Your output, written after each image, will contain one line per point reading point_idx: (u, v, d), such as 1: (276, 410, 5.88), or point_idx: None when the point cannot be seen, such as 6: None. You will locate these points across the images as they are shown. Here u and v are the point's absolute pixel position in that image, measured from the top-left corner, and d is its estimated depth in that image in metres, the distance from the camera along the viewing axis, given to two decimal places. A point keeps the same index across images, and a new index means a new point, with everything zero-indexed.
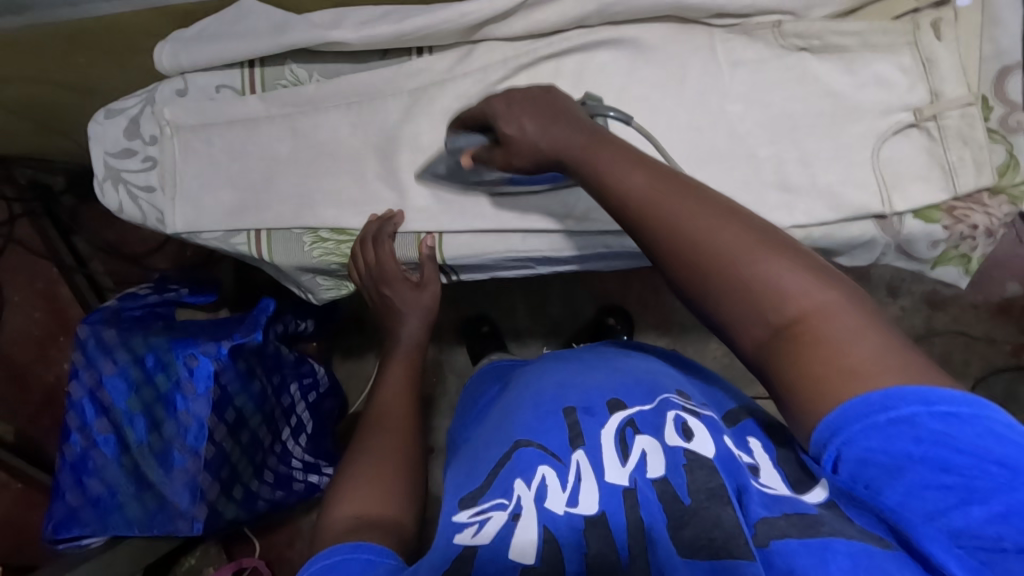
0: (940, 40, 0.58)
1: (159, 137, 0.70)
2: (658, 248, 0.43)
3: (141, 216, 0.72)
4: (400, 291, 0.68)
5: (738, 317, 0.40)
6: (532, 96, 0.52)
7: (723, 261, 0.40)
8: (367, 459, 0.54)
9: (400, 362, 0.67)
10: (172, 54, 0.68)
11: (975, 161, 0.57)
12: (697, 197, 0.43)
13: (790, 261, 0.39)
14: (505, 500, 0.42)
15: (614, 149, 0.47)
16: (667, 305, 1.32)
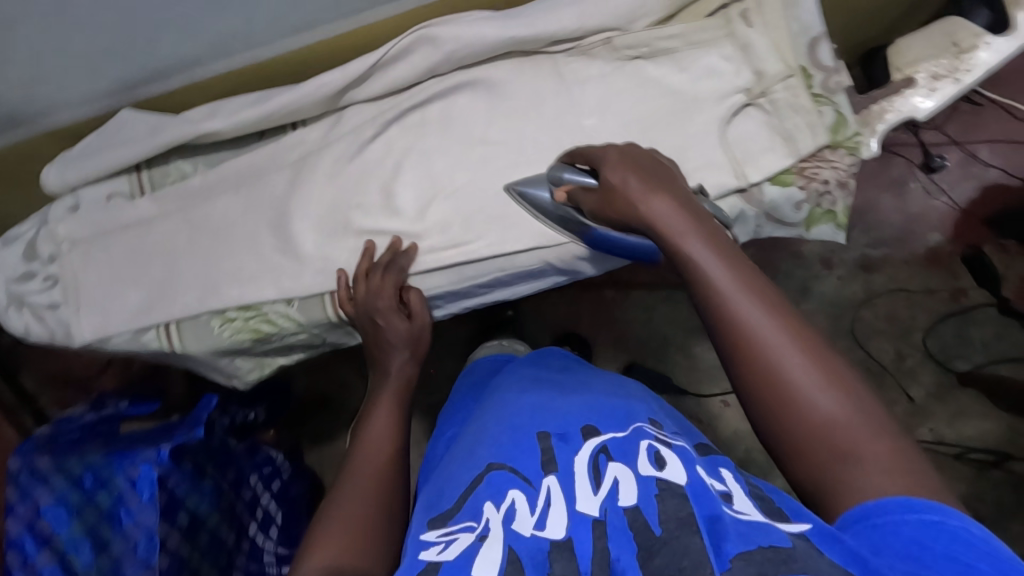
0: (751, 27, 0.65)
1: (56, 254, 0.72)
2: (737, 357, 0.42)
3: (50, 334, 0.72)
4: (394, 325, 0.68)
5: (785, 440, 0.41)
6: (631, 154, 0.53)
7: (792, 388, 0.40)
8: (345, 506, 0.52)
9: (388, 400, 0.66)
10: (59, 173, 0.71)
11: (808, 124, 0.63)
12: (777, 310, 0.42)
13: (850, 404, 0.40)
14: (475, 523, 0.42)
15: (704, 237, 0.46)
16: (619, 322, 1.33)
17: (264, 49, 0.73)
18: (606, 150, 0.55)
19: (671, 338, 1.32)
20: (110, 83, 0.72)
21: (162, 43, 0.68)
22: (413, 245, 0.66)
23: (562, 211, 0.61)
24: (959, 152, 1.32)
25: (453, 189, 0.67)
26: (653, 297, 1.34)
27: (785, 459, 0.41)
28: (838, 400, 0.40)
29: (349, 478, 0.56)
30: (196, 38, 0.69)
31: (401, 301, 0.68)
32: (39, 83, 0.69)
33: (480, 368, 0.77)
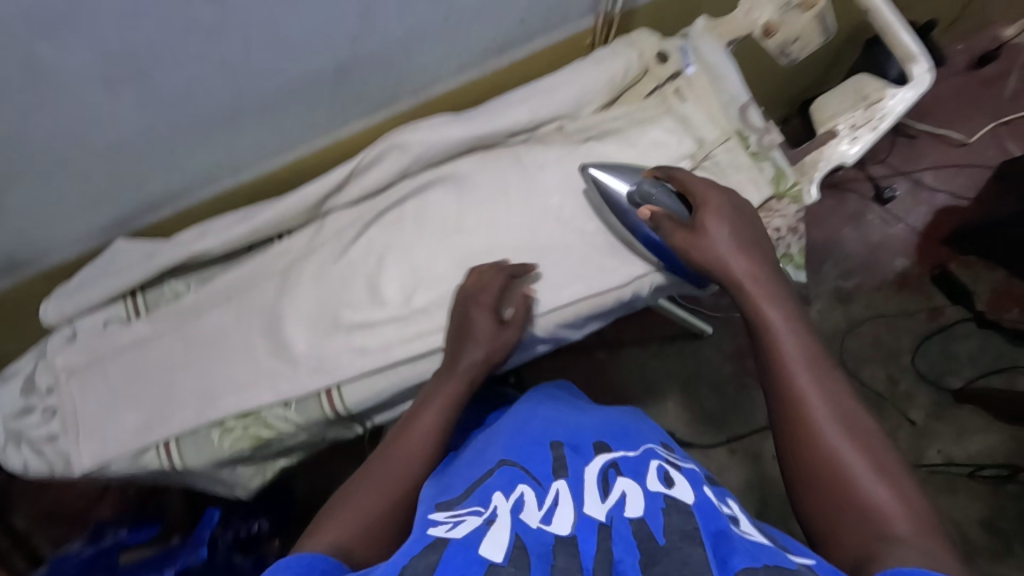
0: (686, 101, 0.73)
1: (55, 386, 0.73)
2: (792, 424, 0.47)
3: (49, 466, 0.72)
4: (481, 325, 0.63)
5: (833, 517, 0.43)
6: (730, 210, 0.59)
7: (848, 469, 0.43)
8: (367, 481, 0.51)
9: (444, 390, 0.60)
10: (57, 306, 0.74)
11: (752, 180, 0.69)
12: (838, 398, 0.47)
13: (905, 503, 0.42)
14: (482, 509, 0.43)
15: (783, 308, 0.52)
16: (615, 383, 1.34)
17: (247, 171, 0.79)
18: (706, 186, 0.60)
19: (668, 391, 1.33)
20: (105, 220, 0.77)
21: (152, 179, 0.73)
22: (533, 266, 0.69)
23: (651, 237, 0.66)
24: (907, 182, 1.41)
25: (436, 276, 0.71)
26: (644, 353, 1.36)
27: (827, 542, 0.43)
28: (891, 495, 0.42)
29: (380, 455, 0.54)
30: (184, 172, 0.74)
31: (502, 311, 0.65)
32: (36, 228, 0.73)
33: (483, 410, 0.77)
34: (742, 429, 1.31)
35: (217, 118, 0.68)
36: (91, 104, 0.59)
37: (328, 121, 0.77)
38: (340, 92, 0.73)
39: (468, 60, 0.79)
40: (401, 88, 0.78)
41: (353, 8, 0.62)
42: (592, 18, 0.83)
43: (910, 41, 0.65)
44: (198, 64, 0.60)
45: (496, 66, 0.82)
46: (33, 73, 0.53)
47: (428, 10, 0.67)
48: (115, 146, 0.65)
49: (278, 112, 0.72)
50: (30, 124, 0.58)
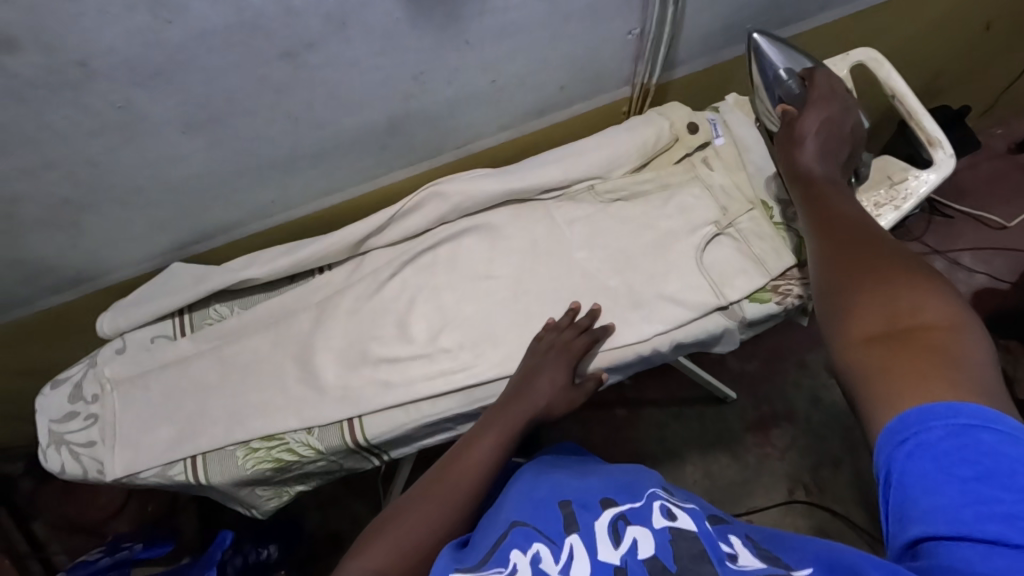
0: (714, 170, 0.76)
1: (100, 394, 0.78)
2: (839, 259, 0.50)
3: (83, 471, 0.76)
4: (556, 377, 0.67)
5: (866, 314, 0.44)
6: (836, 111, 0.66)
7: (896, 276, 0.45)
8: (411, 515, 0.56)
9: (505, 423, 0.64)
10: (113, 319, 0.80)
11: (773, 249, 0.71)
12: (894, 246, 0.49)
13: (941, 304, 0.42)
14: (502, 567, 0.48)
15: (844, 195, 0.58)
16: (633, 441, 1.33)
17: (298, 208, 0.86)
18: (835, 94, 0.67)
19: (686, 455, 1.31)
20: (165, 245, 0.84)
21: (212, 211, 0.80)
22: (611, 325, 0.70)
23: (790, 83, 0.70)
24: (943, 260, 1.39)
25: (462, 319, 0.74)
26: (664, 414, 1.34)
27: (856, 332, 0.44)
28: (927, 297, 0.43)
29: (430, 490, 0.59)
30: (240, 207, 0.81)
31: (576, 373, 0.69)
32: (105, 248, 0.80)
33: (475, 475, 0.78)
34: (763, 501, 1.27)
35: (277, 161, 0.75)
36: (169, 144, 0.66)
37: (377, 168, 0.84)
38: (389, 144, 0.80)
39: (509, 121, 0.85)
40: (445, 142, 0.84)
41: (409, 72, 0.68)
42: (629, 88, 0.88)
43: (933, 126, 0.68)
44: (268, 112, 0.67)
45: (536, 127, 0.88)
46: (125, 115, 0.60)
47: (476, 77, 0.73)
48: (184, 180, 0.72)
49: (331, 158, 0.78)
50: (114, 158, 0.65)
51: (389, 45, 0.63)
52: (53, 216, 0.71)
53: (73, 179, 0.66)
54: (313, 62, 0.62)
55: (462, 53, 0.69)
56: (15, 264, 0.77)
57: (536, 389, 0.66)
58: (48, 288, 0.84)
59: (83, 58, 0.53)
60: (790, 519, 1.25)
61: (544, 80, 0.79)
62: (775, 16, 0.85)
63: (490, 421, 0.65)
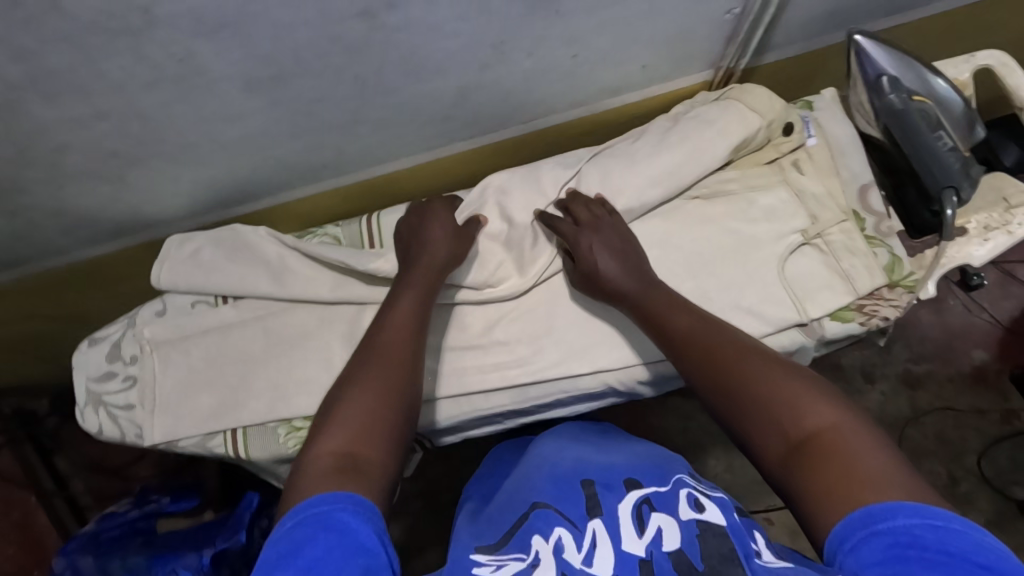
0: (804, 175, 0.71)
1: (139, 356, 0.75)
2: (696, 376, 0.55)
3: (121, 433, 0.75)
4: (440, 233, 0.67)
5: (761, 441, 0.49)
6: (611, 228, 0.66)
7: (759, 386, 0.50)
8: (357, 401, 0.52)
9: (419, 281, 0.63)
10: (172, 276, 0.75)
11: (865, 267, 0.65)
12: (730, 342, 0.55)
13: (821, 405, 0.47)
14: (524, 553, 0.51)
15: (667, 298, 0.61)
16: (657, 429, 1.30)
17: (349, 174, 0.81)
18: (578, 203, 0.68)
19: (710, 448, 1.28)
20: (209, 204, 0.80)
21: (262, 173, 0.75)
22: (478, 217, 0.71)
23: (892, 98, 0.63)
24: (997, 272, 1.33)
25: (520, 309, 0.71)
26: (691, 405, 1.32)
27: (762, 452, 0.49)
28: (806, 403, 0.48)
29: (356, 371, 0.55)
30: (290, 170, 0.76)
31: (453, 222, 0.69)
32: (149, 203, 0.76)
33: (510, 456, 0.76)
34: None
35: (336, 126, 0.70)
36: (228, 102, 0.61)
37: (437, 140, 0.79)
38: (453, 116, 0.74)
39: (581, 98, 0.79)
40: (511, 116, 0.78)
41: (488, 40, 0.62)
42: (710, 73, 0.81)
43: None
44: (333, 75, 0.61)
45: (607, 107, 0.82)
46: (185, 68, 0.55)
47: (559, 50, 0.67)
48: (237, 140, 0.68)
49: (391, 126, 0.73)
50: (169, 114, 0.61)
51: (473, 11, 0.57)
52: (100, 168, 0.66)
53: (125, 132, 0.62)
54: (390, 24, 0.56)
55: (549, 24, 0.62)
56: (57, 214, 0.74)
57: (431, 244, 0.66)
58: (88, 239, 0.81)
59: (147, 4, 0.47)
60: None
61: (628, 57, 0.73)
62: (886, 4, 0.77)
63: (399, 285, 0.63)
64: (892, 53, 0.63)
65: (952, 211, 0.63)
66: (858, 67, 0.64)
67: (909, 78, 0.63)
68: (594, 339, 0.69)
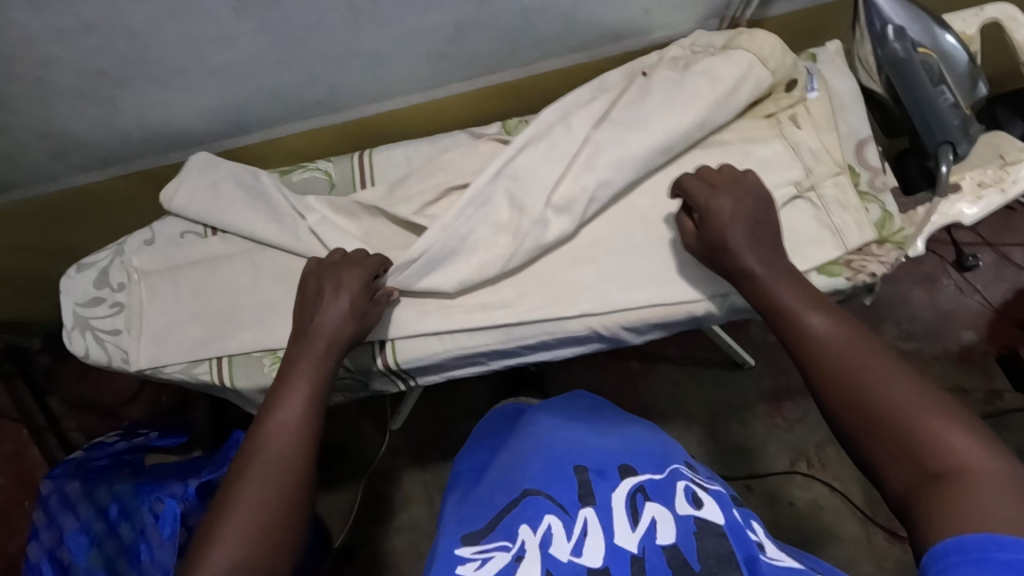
0: (801, 128, 0.70)
1: (126, 283, 0.76)
2: (825, 379, 0.49)
3: (107, 358, 0.75)
4: (337, 304, 0.62)
5: (886, 462, 0.43)
6: (751, 200, 0.59)
7: (899, 409, 0.44)
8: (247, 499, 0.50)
9: (308, 373, 0.59)
10: (185, 194, 0.76)
11: (855, 222, 0.65)
12: (878, 351, 0.48)
13: (978, 445, 0.41)
14: (509, 543, 0.51)
15: (801, 295, 0.54)
16: (644, 394, 1.31)
17: (343, 112, 0.80)
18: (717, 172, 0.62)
19: (695, 414, 1.29)
20: (200, 135, 0.79)
21: (255, 104, 0.75)
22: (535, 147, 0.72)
23: (895, 46, 0.62)
24: (993, 254, 1.32)
25: None
26: (680, 372, 1.32)
27: (884, 475, 0.44)
28: (957, 437, 0.41)
29: (243, 469, 0.52)
30: (283, 103, 0.75)
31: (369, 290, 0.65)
32: (139, 130, 0.75)
33: (502, 423, 0.77)
34: (765, 468, 1.26)
35: (329, 58, 0.69)
36: (218, 23, 0.60)
37: (433, 79, 0.77)
38: (451, 54, 0.73)
39: (581, 42, 0.77)
40: (510, 57, 0.77)
41: None
42: (715, 24, 0.80)
43: None
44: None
45: (609, 53, 0.80)
46: None
47: None
48: (229, 65, 0.66)
49: (387, 62, 0.72)
50: (158, 31, 0.59)
51: None
52: (88, 87, 0.65)
53: (112, 48, 0.61)
54: None
55: None
56: (47, 136, 0.73)
57: (323, 321, 0.61)
58: (79, 165, 0.81)
59: None
60: (787, 489, 1.24)
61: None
62: None
63: (285, 381, 0.58)
64: (901, 7, 0.61)
65: (947, 166, 0.62)
66: (865, 16, 0.63)
67: (916, 34, 0.62)
68: (583, 283, 0.69)
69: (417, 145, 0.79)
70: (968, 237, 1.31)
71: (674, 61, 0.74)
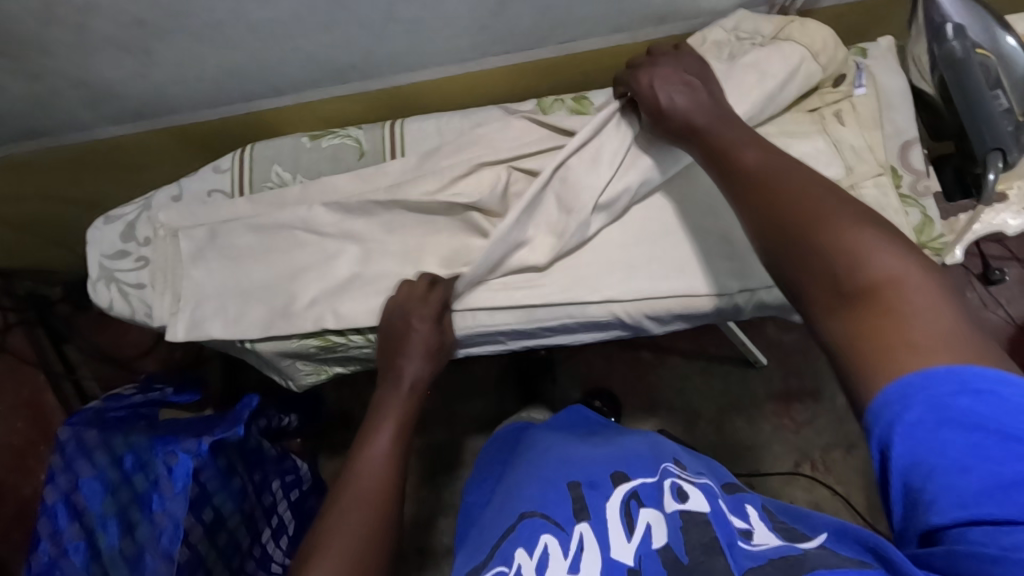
0: (844, 125, 0.68)
1: (152, 238, 0.76)
2: (758, 218, 0.48)
3: (130, 311, 0.75)
4: (422, 333, 0.65)
5: (812, 286, 0.43)
6: (699, 76, 0.61)
7: (827, 231, 0.44)
8: (340, 533, 0.54)
9: (397, 408, 0.65)
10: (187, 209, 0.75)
11: (894, 225, 0.63)
12: (804, 179, 0.48)
13: (898, 259, 0.41)
14: (506, 567, 0.51)
15: (744, 143, 0.54)
16: (653, 384, 1.31)
17: (376, 79, 0.79)
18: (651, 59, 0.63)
19: (703, 408, 1.29)
20: (231, 93, 0.78)
21: (288, 66, 0.74)
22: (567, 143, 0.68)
23: (954, 45, 0.59)
24: (1020, 269, 1.30)
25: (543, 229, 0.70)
26: (691, 366, 1.32)
27: (808, 300, 0.44)
28: (881, 254, 0.41)
29: (338, 503, 0.57)
30: (316, 66, 0.74)
31: (444, 316, 0.67)
32: (171, 85, 0.75)
33: (506, 446, 0.77)
34: (768, 467, 1.26)
35: (366, 22, 0.67)
36: None
37: (469, 51, 0.76)
38: (490, 26, 0.71)
39: (622, 23, 0.75)
40: (549, 34, 0.75)
41: None
42: (762, 12, 0.77)
43: None
44: None
45: (650, 36, 0.78)
46: None
47: None
48: (266, 23, 0.65)
49: (424, 30, 0.70)
50: None
51: None
52: (124, 36, 0.65)
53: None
54: None
55: None
56: (80, 84, 0.73)
57: (407, 359, 0.66)
58: (109, 117, 0.81)
59: None
60: (790, 489, 1.24)
61: None
62: None
63: (376, 415, 0.64)
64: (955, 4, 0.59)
65: (994, 175, 0.60)
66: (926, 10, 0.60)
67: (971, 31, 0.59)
68: (609, 268, 0.68)
69: (450, 118, 0.78)
70: (997, 250, 1.28)
71: (718, 46, 0.72)
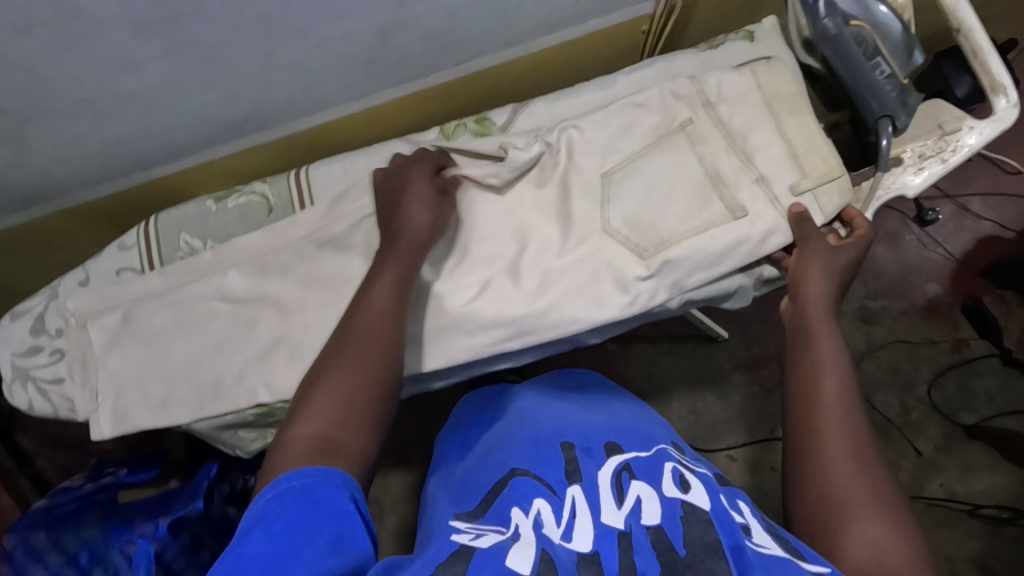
0: (742, 108, 0.68)
1: (65, 329, 0.72)
2: (804, 417, 0.55)
3: (54, 408, 0.72)
4: (416, 186, 0.64)
5: (818, 508, 0.51)
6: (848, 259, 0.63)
7: (849, 489, 0.50)
8: (336, 382, 0.52)
9: (398, 259, 0.60)
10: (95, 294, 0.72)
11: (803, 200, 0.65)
12: (855, 422, 0.54)
13: (897, 548, 0.47)
14: (504, 527, 0.46)
15: (832, 351, 0.59)
16: (621, 375, 1.31)
17: (276, 128, 0.77)
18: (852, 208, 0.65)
19: (673, 390, 1.30)
20: (123, 165, 0.75)
21: (178, 128, 0.71)
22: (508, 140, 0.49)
23: (826, 23, 0.60)
24: (951, 205, 1.33)
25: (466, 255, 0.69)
26: (656, 351, 1.32)
27: (812, 512, 0.51)
28: (881, 530, 0.48)
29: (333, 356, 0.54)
30: (209, 124, 0.72)
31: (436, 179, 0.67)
32: (58, 167, 0.71)
33: (481, 394, 0.75)
34: (744, 438, 1.27)
35: (247, 74, 0.65)
36: (121, 49, 0.56)
37: (364, 86, 0.74)
38: (378, 59, 0.70)
39: (513, 37, 0.75)
40: (442, 57, 0.74)
41: None
42: (652, 5, 0.77)
43: (999, 69, 0.62)
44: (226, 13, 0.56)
45: (545, 45, 0.78)
46: (58, 11, 0.50)
47: None
48: (138, 92, 0.63)
49: (309, 73, 0.68)
50: (52, 65, 0.56)
51: None
52: None
53: (7, 88, 0.57)
54: None
55: None
56: None
57: (405, 215, 0.62)
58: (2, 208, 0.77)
59: None
60: (768, 455, 1.26)
61: None
62: None
63: (379, 263, 0.60)
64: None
65: (887, 140, 0.63)
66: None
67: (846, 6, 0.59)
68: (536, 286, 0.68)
69: (359, 155, 0.76)
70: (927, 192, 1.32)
71: None
